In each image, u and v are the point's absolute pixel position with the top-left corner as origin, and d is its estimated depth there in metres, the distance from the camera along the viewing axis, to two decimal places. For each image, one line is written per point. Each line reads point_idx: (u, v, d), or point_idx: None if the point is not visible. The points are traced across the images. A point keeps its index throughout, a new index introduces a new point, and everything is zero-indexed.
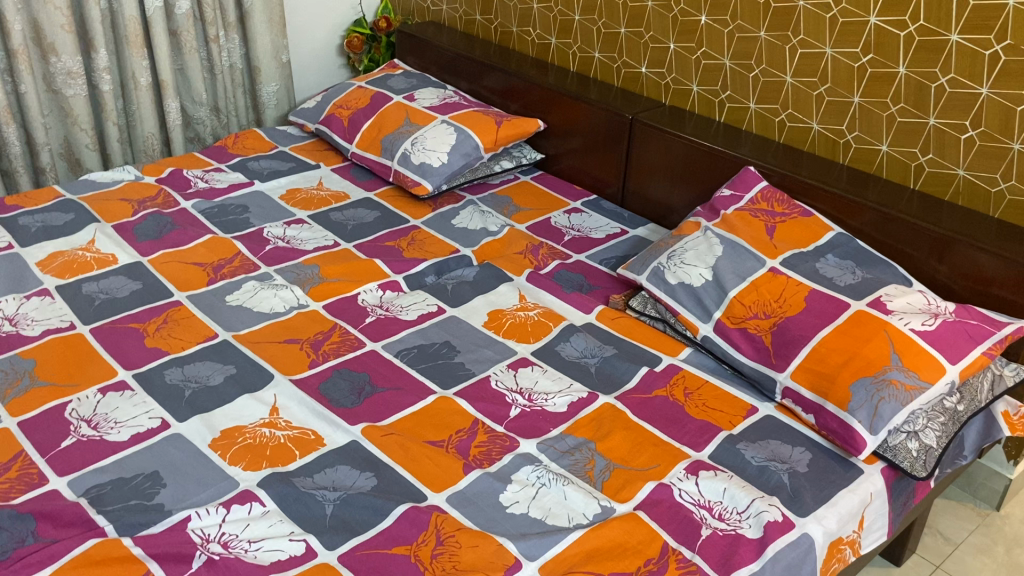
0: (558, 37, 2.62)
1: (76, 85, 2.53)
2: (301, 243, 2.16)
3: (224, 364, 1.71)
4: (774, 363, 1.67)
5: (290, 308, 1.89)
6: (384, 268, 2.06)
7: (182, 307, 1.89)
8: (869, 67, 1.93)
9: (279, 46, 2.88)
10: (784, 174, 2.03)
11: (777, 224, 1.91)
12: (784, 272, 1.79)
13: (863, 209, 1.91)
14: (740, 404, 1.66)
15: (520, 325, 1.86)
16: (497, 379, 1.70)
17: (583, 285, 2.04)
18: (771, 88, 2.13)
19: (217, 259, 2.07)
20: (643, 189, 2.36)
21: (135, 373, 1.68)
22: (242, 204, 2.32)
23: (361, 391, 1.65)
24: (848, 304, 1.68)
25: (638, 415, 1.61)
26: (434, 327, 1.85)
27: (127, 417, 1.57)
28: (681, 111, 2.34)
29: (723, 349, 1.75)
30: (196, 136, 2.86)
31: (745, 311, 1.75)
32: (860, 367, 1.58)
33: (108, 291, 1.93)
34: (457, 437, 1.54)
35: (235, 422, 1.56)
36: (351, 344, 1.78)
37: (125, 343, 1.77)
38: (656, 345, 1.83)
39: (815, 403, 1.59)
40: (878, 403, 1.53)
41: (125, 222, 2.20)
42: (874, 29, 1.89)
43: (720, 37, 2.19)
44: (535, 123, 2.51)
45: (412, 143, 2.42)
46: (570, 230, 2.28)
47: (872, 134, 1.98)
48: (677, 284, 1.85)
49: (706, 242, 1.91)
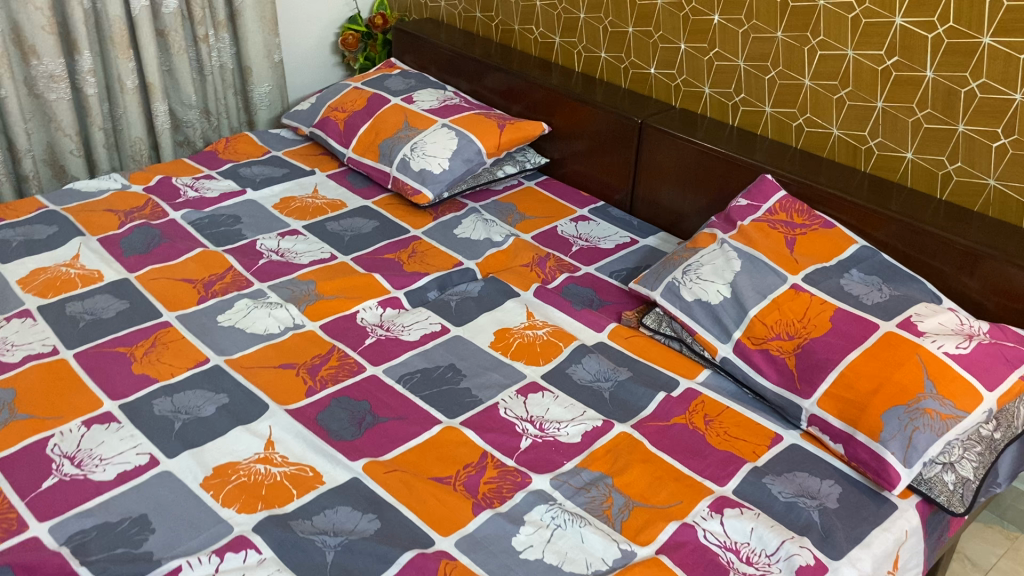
0: (562, 36, 2.52)
1: (59, 89, 2.41)
2: (296, 256, 2.06)
3: (216, 392, 1.61)
4: (799, 388, 1.58)
5: (286, 329, 1.79)
6: (383, 283, 1.96)
7: (171, 328, 1.79)
8: (894, 71, 1.83)
9: (270, 44, 2.77)
10: (803, 182, 1.93)
11: (798, 237, 1.82)
12: (807, 289, 1.69)
13: (887, 221, 1.82)
14: (764, 432, 1.57)
15: (528, 346, 1.76)
16: (505, 407, 1.60)
17: (593, 300, 1.94)
18: (788, 91, 2.03)
19: (208, 275, 1.97)
20: (652, 195, 2.26)
21: (121, 404, 1.58)
22: (234, 214, 2.22)
23: (361, 421, 1.55)
24: (877, 325, 1.59)
25: (655, 445, 1.52)
26: (438, 349, 1.75)
27: (113, 453, 1.47)
28: (692, 114, 2.24)
29: (744, 372, 1.66)
30: (185, 140, 2.75)
31: (767, 331, 1.66)
32: (891, 394, 1.48)
33: (94, 311, 1.83)
34: (465, 472, 1.45)
35: (228, 458, 1.47)
36: (350, 369, 1.69)
37: (110, 370, 1.67)
38: (672, 366, 1.74)
39: (844, 432, 1.51)
40: (912, 434, 1.44)
41: (111, 236, 2.10)
42: (899, 30, 1.79)
43: (734, 37, 2.09)
44: (539, 126, 2.41)
45: (411, 148, 2.32)
46: (578, 240, 2.18)
47: (897, 140, 1.88)
48: (693, 301, 1.76)
49: (722, 256, 1.81)
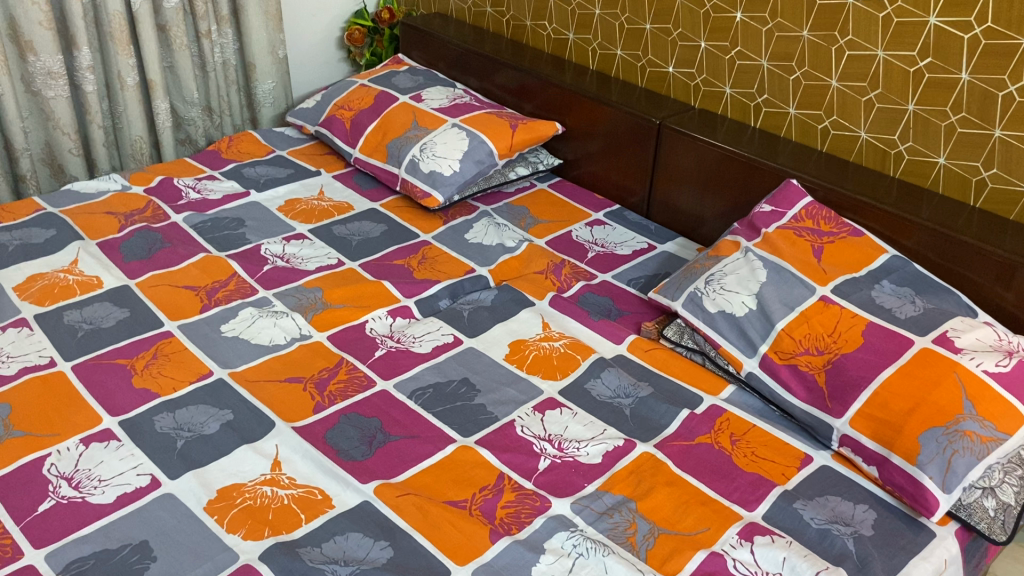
0: (576, 32, 2.44)
1: (57, 86, 2.34)
2: (302, 262, 1.99)
3: (220, 408, 1.54)
4: (829, 407, 1.51)
5: (292, 340, 1.73)
6: (393, 290, 1.89)
7: (173, 339, 1.72)
8: (927, 73, 1.76)
9: (275, 40, 2.69)
10: (830, 188, 1.86)
11: (826, 245, 1.74)
12: (836, 301, 1.62)
13: (918, 229, 1.74)
14: (793, 453, 1.50)
15: (544, 359, 1.69)
16: (522, 424, 1.53)
17: (611, 310, 1.87)
18: (814, 93, 1.96)
19: (211, 282, 1.90)
20: (670, 199, 2.19)
21: (121, 421, 1.51)
22: (237, 217, 2.15)
23: (371, 440, 1.49)
24: (911, 340, 1.52)
25: (680, 466, 1.46)
26: (450, 362, 1.68)
27: (113, 474, 1.40)
28: (712, 115, 2.17)
29: (771, 389, 1.60)
30: (187, 138, 2.67)
31: (795, 346, 1.59)
32: (928, 414, 1.41)
33: (92, 320, 1.76)
34: (481, 496, 1.38)
35: (233, 480, 1.40)
36: (360, 383, 1.61)
37: (110, 383, 1.60)
38: (695, 381, 1.67)
39: (878, 454, 1.44)
40: (951, 457, 1.37)
41: (111, 240, 2.03)
42: (934, 30, 1.72)
43: (757, 36, 2.02)
44: (553, 126, 2.34)
45: (421, 149, 2.24)
46: (593, 245, 2.11)
47: (928, 145, 1.81)
48: (716, 313, 1.69)
49: (746, 265, 1.74)
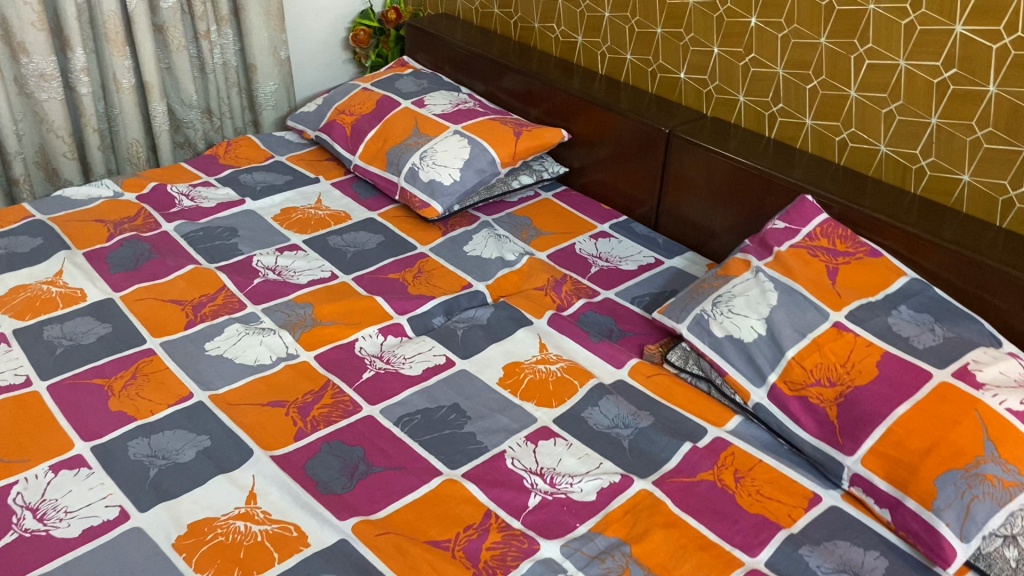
0: (585, 35, 2.35)
1: (50, 89, 2.28)
2: (294, 275, 1.91)
3: (198, 434, 1.48)
4: (840, 443, 1.42)
5: (277, 360, 1.65)
6: (386, 307, 1.82)
7: (154, 357, 1.65)
8: (952, 84, 1.65)
9: (277, 41, 2.62)
10: (846, 205, 1.76)
11: (841, 267, 1.65)
12: (851, 328, 1.53)
13: (939, 250, 1.64)
14: (801, 492, 1.41)
15: (540, 383, 1.61)
16: (513, 456, 1.45)
17: (613, 331, 1.79)
18: (831, 103, 1.86)
19: (198, 295, 1.83)
20: (679, 211, 2.10)
21: (93, 446, 1.45)
22: (230, 226, 2.08)
23: (353, 471, 1.41)
24: (929, 373, 1.42)
25: (679, 505, 1.37)
26: (441, 385, 1.60)
27: (80, 505, 1.34)
28: (724, 123, 2.07)
29: (780, 421, 1.50)
30: (186, 141, 2.61)
31: (806, 376, 1.49)
32: (946, 455, 1.32)
33: (73, 336, 1.70)
34: (465, 536, 1.30)
35: (205, 513, 1.33)
36: (345, 408, 1.54)
37: (85, 405, 1.53)
38: (699, 411, 1.58)
39: (892, 497, 1.35)
40: (969, 503, 1.27)
41: (98, 250, 1.97)
42: (960, 39, 1.61)
43: (772, 42, 1.92)
44: (558, 133, 2.25)
45: (421, 156, 2.16)
46: (597, 260, 2.02)
47: (952, 161, 1.71)
48: (723, 337, 1.60)
49: (756, 286, 1.65)
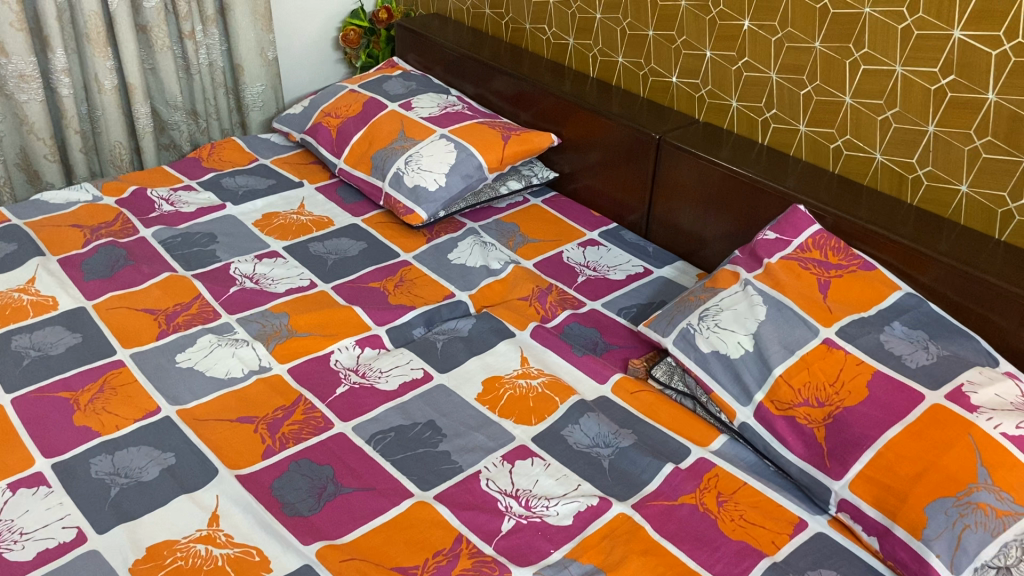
0: (576, 37, 2.29)
1: (30, 90, 2.24)
2: (271, 284, 1.87)
3: (163, 451, 1.43)
4: (828, 467, 1.37)
5: (249, 373, 1.60)
6: (364, 317, 1.77)
7: (124, 370, 1.60)
8: (949, 92, 1.59)
9: (264, 42, 2.57)
10: (840, 215, 1.70)
11: (833, 280, 1.59)
12: (841, 345, 1.47)
13: (935, 264, 1.58)
14: (786, 517, 1.36)
15: (519, 399, 1.56)
16: (487, 477, 1.40)
17: (597, 344, 1.73)
18: (826, 109, 1.80)
19: (173, 304, 1.78)
20: (670, 218, 2.04)
21: (55, 463, 1.40)
22: (209, 232, 2.03)
23: (321, 492, 1.36)
24: (922, 395, 1.36)
25: (659, 531, 1.32)
26: (417, 401, 1.55)
27: (36, 526, 1.29)
28: (717, 129, 2.02)
29: (766, 442, 1.45)
30: (171, 143, 2.57)
31: (794, 396, 1.44)
32: (937, 482, 1.26)
33: (41, 346, 1.65)
34: (434, 562, 1.25)
35: (165, 536, 1.28)
36: (316, 425, 1.49)
37: (49, 420, 1.49)
38: (683, 429, 1.52)
39: (880, 525, 1.29)
40: (961, 533, 1.21)
41: (73, 256, 1.92)
42: (958, 45, 1.55)
43: (766, 46, 1.86)
44: (548, 138, 2.20)
45: (406, 161, 2.11)
46: (585, 269, 1.97)
47: (949, 171, 1.65)
48: (709, 353, 1.54)
49: (744, 300, 1.59)
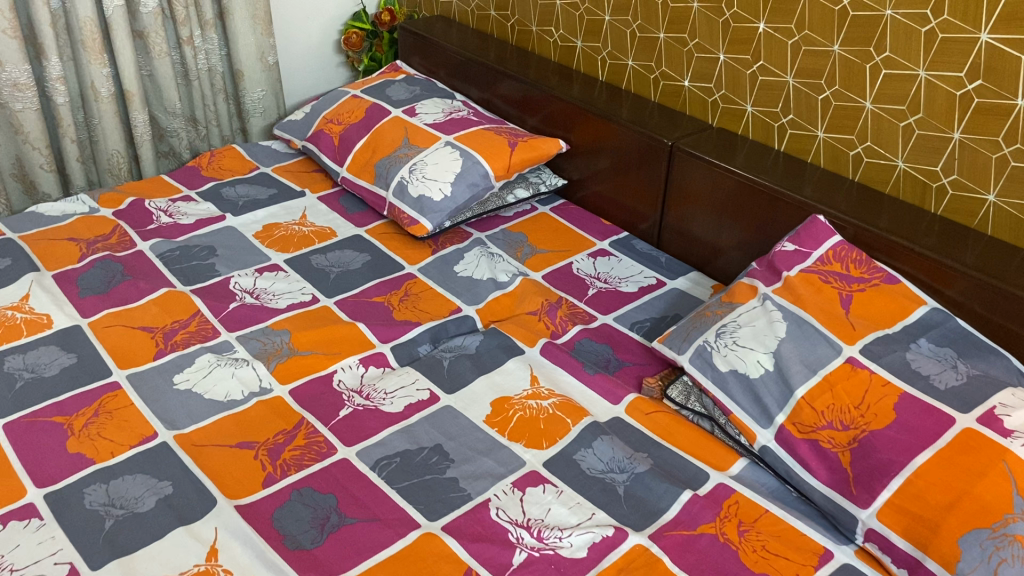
0: (584, 40, 2.23)
1: (25, 98, 2.18)
2: (272, 299, 1.81)
3: (160, 480, 1.37)
4: (854, 494, 1.31)
5: (249, 395, 1.55)
6: (368, 334, 1.71)
7: (119, 392, 1.55)
8: (976, 97, 1.53)
9: (264, 46, 2.52)
10: (861, 226, 1.63)
11: (855, 295, 1.52)
12: (866, 364, 1.41)
13: (961, 277, 1.52)
14: (811, 547, 1.29)
15: (529, 421, 1.50)
16: (498, 506, 1.34)
17: (610, 361, 1.67)
18: (845, 115, 1.73)
19: (171, 322, 1.73)
20: (683, 227, 1.98)
21: (47, 493, 1.35)
22: (208, 244, 1.98)
23: (324, 524, 1.30)
24: (952, 418, 1.30)
25: (678, 563, 1.26)
26: (423, 424, 1.49)
27: (27, 561, 1.24)
28: (731, 135, 1.95)
29: (788, 467, 1.39)
30: (170, 150, 2.51)
31: (817, 419, 1.38)
32: (970, 513, 1.20)
33: (34, 367, 1.60)
34: None
35: (162, 572, 1.22)
36: (318, 451, 1.43)
37: (42, 446, 1.43)
38: (700, 452, 1.47)
39: (911, 557, 1.23)
40: (997, 567, 1.15)
41: (68, 271, 1.86)
42: (985, 49, 1.49)
43: (782, 49, 1.79)
44: (556, 144, 2.14)
45: (410, 170, 2.05)
46: (596, 281, 1.91)
47: (976, 179, 1.58)
48: (727, 372, 1.48)
49: (763, 316, 1.53)
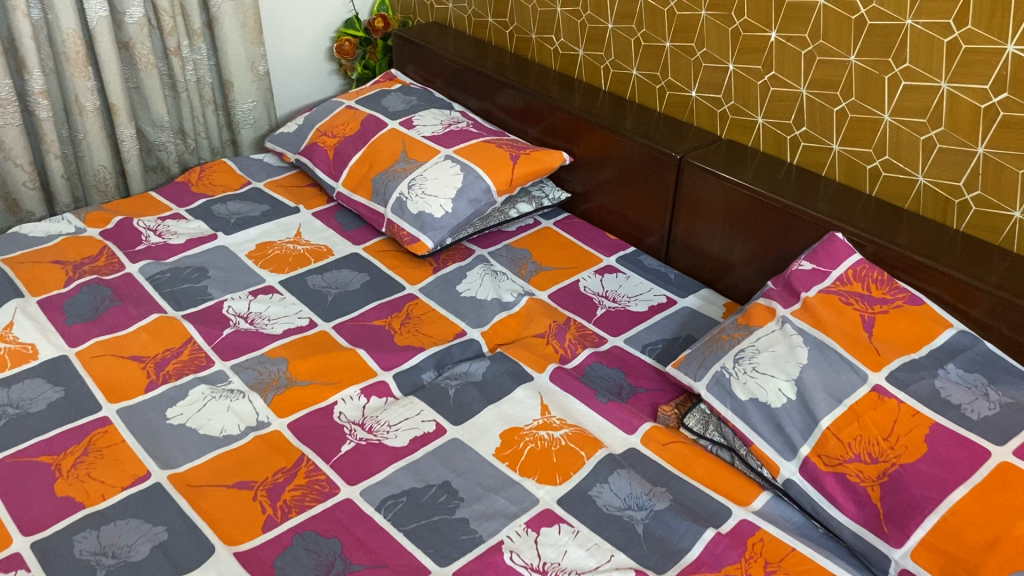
0: (587, 48, 2.16)
1: (6, 114, 2.09)
2: (267, 324, 1.74)
3: (154, 525, 1.30)
4: (886, 532, 1.24)
5: (246, 430, 1.47)
6: (369, 361, 1.64)
7: (109, 429, 1.47)
8: (1001, 110, 1.47)
9: (254, 56, 2.44)
10: (881, 244, 1.57)
11: (878, 317, 1.46)
12: (893, 393, 1.34)
13: (987, 298, 1.46)
14: None
15: (541, 454, 1.43)
16: (512, 549, 1.27)
17: (622, 387, 1.61)
18: (862, 128, 1.67)
19: (162, 350, 1.65)
20: (692, 243, 1.91)
21: (34, 542, 1.27)
22: (199, 265, 1.90)
23: (329, 571, 1.23)
24: (987, 451, 1.24)
25: None
26: (430, 459, 1.42)
27: None
28: (741, 147, 1.89)
29: (814, 502, 1.33)
30: (158, 165, 2.43)
31: (844, 451, 1.31)
32: (1011, 554, 1.14)
33: (19, 403, 1.52)
34: None
35: None
36: (320, 491, 1.36)
37: (29, 490, 1.35)
38: (721, 486, 1.40)
39: None
40: None
41: (54, 296, 1.78)
42: (1011, 60, 1.43)
43: (795, 59, 1.73)
44: (559, 156, 2.07)
45: (409, 185, 1.98)
46: (604, 300, 1.84)
47: (1001, 195, 1.52)
48: (747, 401, 1.42)
49: (783, 340, 1.47)
